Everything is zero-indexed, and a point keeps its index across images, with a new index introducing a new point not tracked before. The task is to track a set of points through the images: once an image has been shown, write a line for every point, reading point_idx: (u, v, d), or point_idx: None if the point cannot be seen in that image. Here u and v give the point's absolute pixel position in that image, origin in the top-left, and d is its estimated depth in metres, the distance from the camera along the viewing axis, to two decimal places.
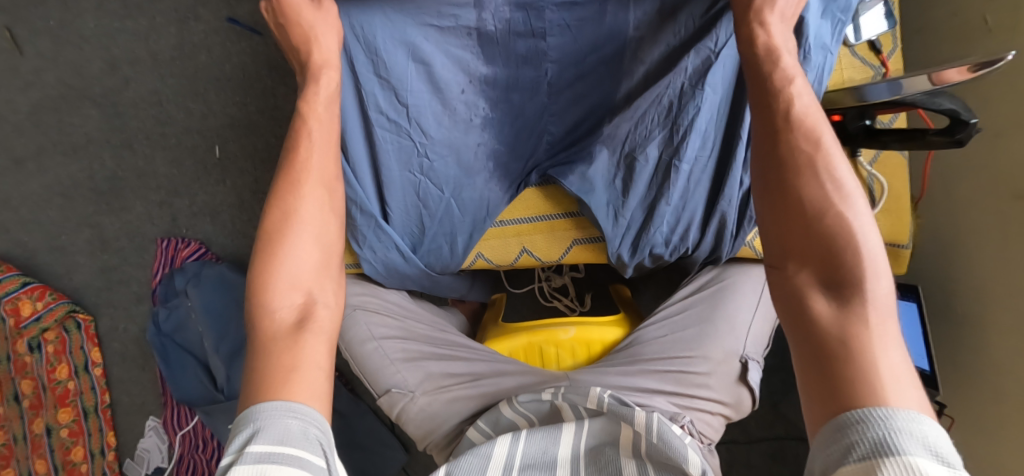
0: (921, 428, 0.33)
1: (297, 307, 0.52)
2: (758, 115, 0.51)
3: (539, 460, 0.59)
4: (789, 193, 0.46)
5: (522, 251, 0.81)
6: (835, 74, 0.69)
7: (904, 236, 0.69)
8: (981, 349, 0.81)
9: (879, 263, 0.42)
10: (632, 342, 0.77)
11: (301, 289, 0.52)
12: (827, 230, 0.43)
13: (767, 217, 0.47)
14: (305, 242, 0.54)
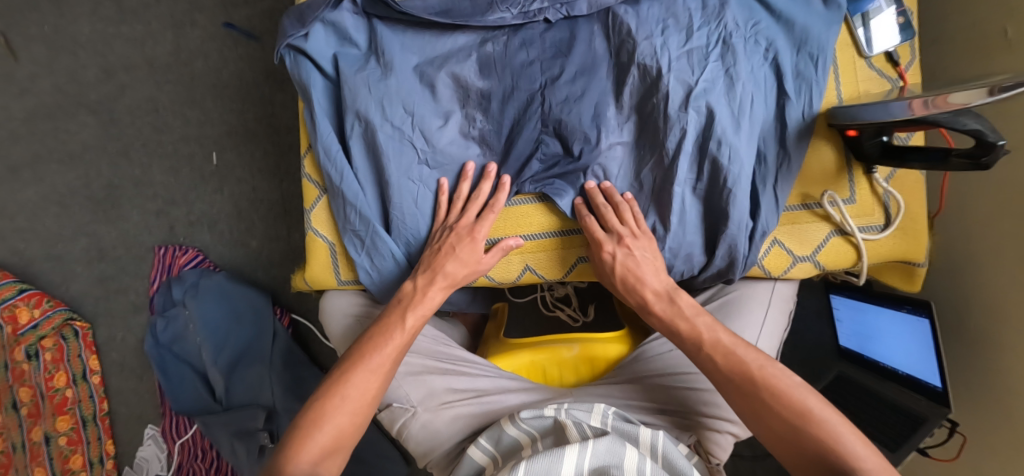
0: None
1: (325, 460, 0.57)
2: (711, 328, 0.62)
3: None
4: (763, 391, 0.56)
5: (524, 269, 0.73)
6: (852, 87, 0.65)
7: (920, 256, 0.66)
8: (995, 369, 0.79)
9: (858, 448, 0.52)
10: (636, 357, 0.74)
11: (338, 441, 0.58)
12: (802, 421, 0.54)
13: (746, 411, 0.58)
14: (360, 388, 0.60)
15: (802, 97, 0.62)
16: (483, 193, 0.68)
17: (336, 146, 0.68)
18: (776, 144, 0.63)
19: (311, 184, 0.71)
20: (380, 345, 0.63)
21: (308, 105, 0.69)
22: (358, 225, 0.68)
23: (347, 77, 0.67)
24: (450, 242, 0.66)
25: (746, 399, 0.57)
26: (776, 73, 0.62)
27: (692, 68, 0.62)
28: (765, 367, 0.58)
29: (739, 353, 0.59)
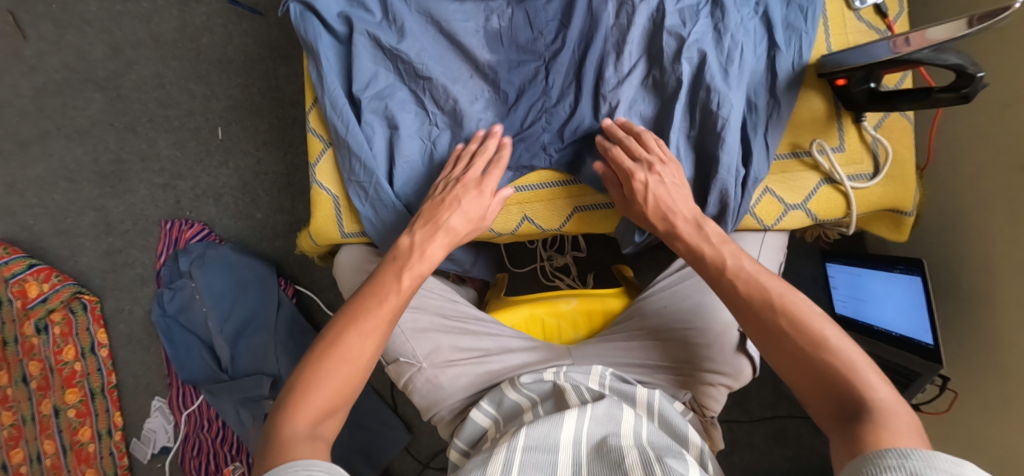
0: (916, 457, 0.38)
1: (326, 418, 0.53)
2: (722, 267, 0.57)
3: (540, 445, 0.54)
4: (778, 320, 0.52)
5: (522, 219, 0.73)
6: (841, 38, 0.66)
7: (908, 205, 0.67)
8: (989, 324, 0.81)
9: (888, 395, 0.46)
10: (633, 313, 0.74)
11: (337, 396, 0.54)
12: (819, 354, 0.49)
13: (763, 344, 0.54)
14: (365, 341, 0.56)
15: (792, 47, 0.64)
16: (488, 150, 0.66)
17: (342, 99, 0.69)
18: (767, 93, 0.65)
19: (317, 138, 0.72)
20: (384, 297, 0.59)
21: (314, 60, 0.70)
22: (362, 177, 0.69)
23: (354, 32, 0.68)
24: (455, 193, 0.64)
25: (769, 336, 0.53)
26: (769, 29, 0.64)
27: (685, 21, 0.64)
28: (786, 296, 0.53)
29: (763, 283, 0.54)
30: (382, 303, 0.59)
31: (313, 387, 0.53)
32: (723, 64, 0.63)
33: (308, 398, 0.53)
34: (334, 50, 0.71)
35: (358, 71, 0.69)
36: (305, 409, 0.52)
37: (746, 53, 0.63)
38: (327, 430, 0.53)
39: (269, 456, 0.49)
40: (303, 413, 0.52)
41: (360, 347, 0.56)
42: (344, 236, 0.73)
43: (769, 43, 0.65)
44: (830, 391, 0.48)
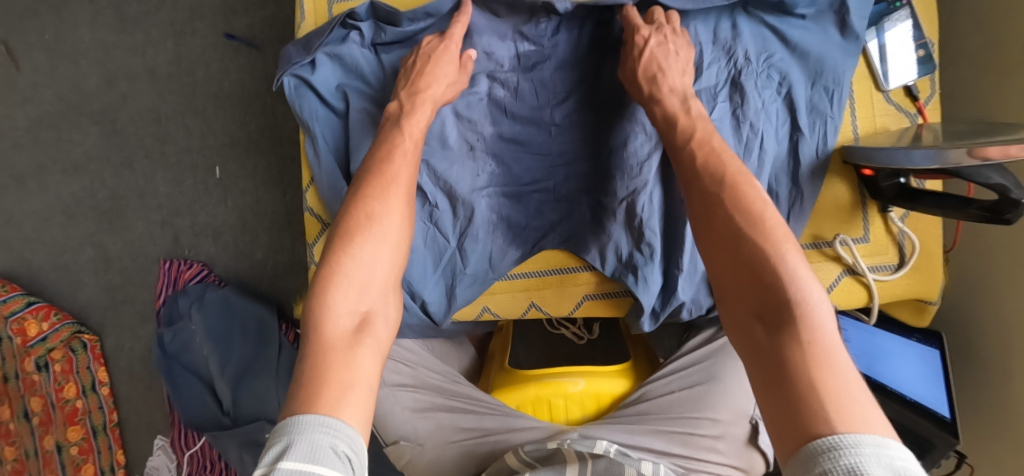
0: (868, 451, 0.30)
1: (355, 309, 0.48)
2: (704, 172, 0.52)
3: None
4: (731, 227, 0.47)
5: (529, 306, 0.70)
6: (868, 121, 0.63)
7: (933, 295, 0.64)
8: (1009, 401, 0.78)
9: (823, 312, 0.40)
10: (640, 398, 0.71)
11: (364, 280, 0.49)
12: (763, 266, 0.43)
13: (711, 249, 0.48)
14: (388, 231, 0.53)
15: (816, 133, 0.61)
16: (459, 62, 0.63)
17: (342, 182, 0.66)
18: (789, 181, 0.62)
19: (314, 219, 0.69)
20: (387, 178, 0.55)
21: (310, 137, 0.67)
22: None
23: (353, 110, 0.65)
24: (434, 65, 0.60)
25: (728, 253, 0.46)
26: (792, 113, 0.61)
27: (703, 107, 0.61)
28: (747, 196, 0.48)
29: (725, 171, 0.50)
30: (387, 185, 0.55)
31: (338, 275, 0.48)
32: (743, 154, 0.60)
33: (337, 286, 0.48)
34: (331, 125, 0.67)
35: (356, 151, 0.65)
36: (338, 291, 0.47)
37: (766, 144, 0.60)
38: (366, 316, 0.48)
39: (314, 355, 0.43)
40: (335, 302, 0.47)
41: (382, 236, 0.52)
42: None
43: (793, 128, 0.61)
44: (767, 319, 0.42)
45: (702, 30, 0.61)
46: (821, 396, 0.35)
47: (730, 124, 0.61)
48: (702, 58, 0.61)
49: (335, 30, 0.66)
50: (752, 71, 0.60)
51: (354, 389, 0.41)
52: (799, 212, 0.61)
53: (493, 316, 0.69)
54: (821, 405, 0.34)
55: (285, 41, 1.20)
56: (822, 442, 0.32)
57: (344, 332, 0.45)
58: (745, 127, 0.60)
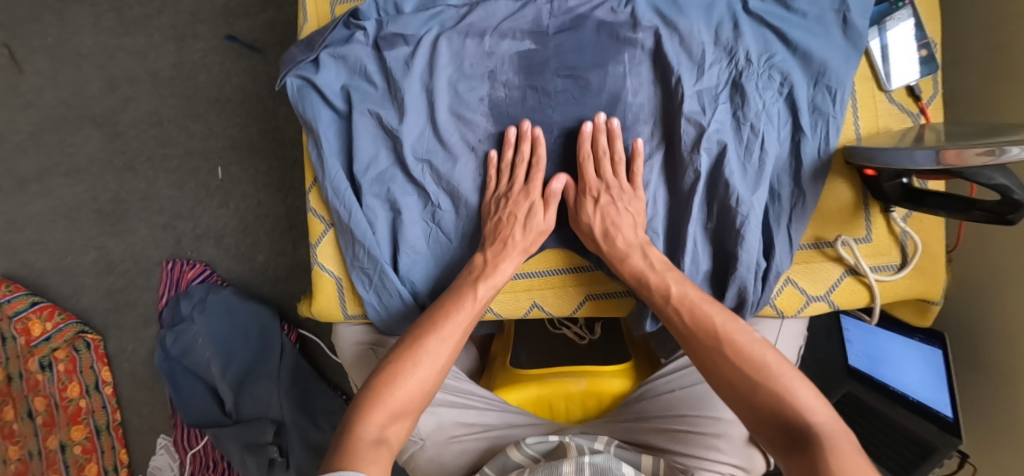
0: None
1: (392, 423, 0.53)
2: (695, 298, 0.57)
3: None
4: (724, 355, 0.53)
5: (531, 305, 0.69)
6: (871, 121, 0.63)
7: (936, 295, 0.64)
8: (1015, 406, 0.77)
9: (823, 418, 0.47)
10: (641, 396, 0.72)
11: (408, 402, 0.54)
12: (772, 396, 0.49)
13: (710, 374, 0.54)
14: (436, 353, 0.57)
15: (818, 133, 0.61)
16: (525, 156, 0.65)
17: (344, 183, 0.65)
18: (791, 182, 0.62)
19: (318, 218, 0.68)
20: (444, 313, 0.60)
21: (313, 138, 0.67)
22: (363, 259, 0.65)
23: (356, 111, 0.65)
24: (509, 209, 0.64)
25: (723, 388, 0.53)
26: (792, 113, 0.61)
27: (704, 107, 0.61)
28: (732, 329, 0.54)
29: (706, 310, 0.56)
30: (440, 322, 0.59)
31: (381, 396, 0.54)
32: (744, 154, 0.60)
33: (377, 404, 0.53)
34: (332, 126, 0.67)
35: (359, 152, 0.65)
36: (376, 410, 0.53)
37: (768, 144, 0.59)
38: (395, 434, 0.53)
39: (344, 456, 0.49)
40: (372, 418, 0.52)
41: (429, 362, 0.57)
42: (347, 317, 0.70)
43: (794, 128, 0.61)
44: (781, 431, 0.48)
45: (703, 32, 0.61)
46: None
47: (731, 124, 0.61)
48: (703, 60, 0.61)
49: (335, 29, 0.66)
50: (751, 72, 0.61)
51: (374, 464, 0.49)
52: (802, 211, 0.61)
53: (494, 316, 0.69)
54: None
55: (287, 45, 1.21)
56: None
57: (370, 441, 0.51)
58: (746, 128, 0.60)
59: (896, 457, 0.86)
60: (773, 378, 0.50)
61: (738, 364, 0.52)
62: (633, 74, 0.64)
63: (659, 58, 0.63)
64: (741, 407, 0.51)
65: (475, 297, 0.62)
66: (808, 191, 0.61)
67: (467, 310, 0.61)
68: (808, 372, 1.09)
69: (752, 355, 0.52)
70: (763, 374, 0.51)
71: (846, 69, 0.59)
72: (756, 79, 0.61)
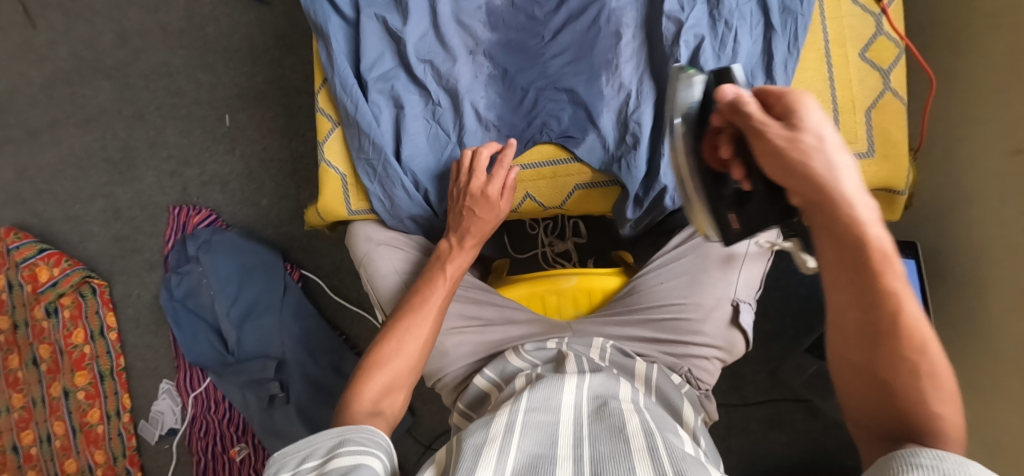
0: (958, 465, 0.32)
1: (384, 397, 0.61)
2: (829, 237, 0.45)
3: (540, 406, 0.56)
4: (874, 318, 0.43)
5: (523, 196, 0.77)
6: (837, 22, 0.69)
7: (900, 183, 0.70)
8: (977, 308, 0.83)
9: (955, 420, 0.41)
10: (630, 291, 0.76)
11: (396, 378, 0.62)
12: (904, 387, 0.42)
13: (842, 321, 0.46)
14: (415, 337, 0.64)
15: (788, 30, 0.66)
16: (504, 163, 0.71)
17: (352, 79, 0.73)
18: (763, 75, 0.68)
19: (326, 118, 0.77)
20: (424, 299, 0.67)
21: (324, 41, 0.75)
22: (367, 146, 0.73)
23: (364, 15, 0.73)
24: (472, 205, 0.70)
25: (861, 333, 0.44)
26: (763, 9, 0.67)
27: (683, 6, 0.67)
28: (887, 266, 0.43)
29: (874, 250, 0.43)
30: (419, 306, 0.67)
31: (371, 375, 0.61)
32: (718, 45, 0.67)
33: (371, 383, 0.61)
34: (344, 32, 0.75)
35: (366, 52, 0.73)
36: (368, 386, 0.60)
37: (740, 38, 0.66)
38: (387, 408, 0.60)
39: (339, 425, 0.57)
40: (365, 393, 0.60)
41: (411, 345, 0.64)
42: (350, 213, 0.78)
43: (766, 22, 0.67)
44: (904, 420, 0.42)
45: None
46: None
47: (708, 22, 0.67)
48: None
49: None
50: None
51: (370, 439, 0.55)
52: None
53: None
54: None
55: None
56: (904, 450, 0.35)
57: (367, 413, 0.58)
58: (719, 21, 0.67)
59: None
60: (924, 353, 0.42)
61: (896, 317, 0.42)
62: None
63: None
64: (863, 367, 0.44)
65: (444, 279, 0.69)
66: (773, 78, 0.67)
67: (439, 291, 0.68)
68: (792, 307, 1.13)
69: (914, 316, 0.42)
70: (916, 341, 0.42)
71: None
72: None
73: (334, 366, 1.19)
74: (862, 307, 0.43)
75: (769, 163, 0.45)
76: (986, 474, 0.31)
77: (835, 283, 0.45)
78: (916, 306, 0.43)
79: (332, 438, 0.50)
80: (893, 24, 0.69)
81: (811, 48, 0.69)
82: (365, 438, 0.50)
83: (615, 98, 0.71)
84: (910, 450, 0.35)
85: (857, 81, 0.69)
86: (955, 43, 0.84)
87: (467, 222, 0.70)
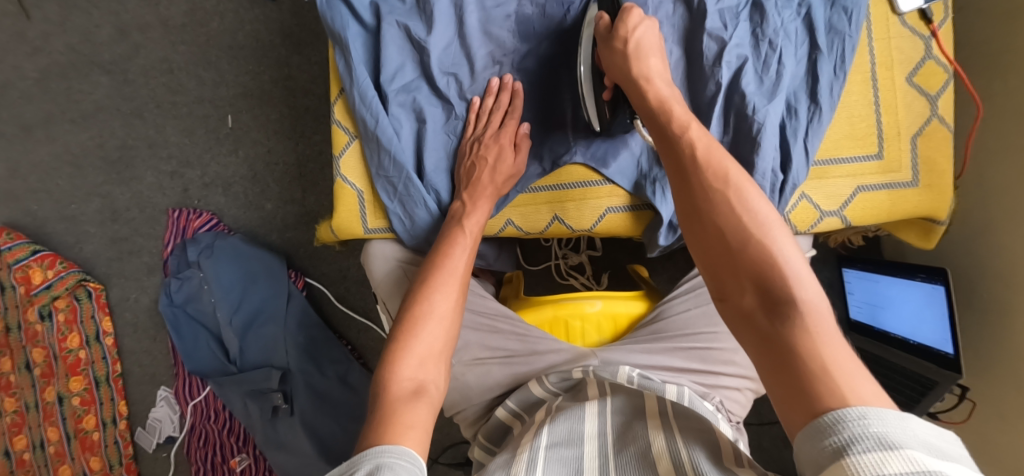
0: (881, 422, 0.33)
1: (422, 371, 0.55)
2: (680, 180, 0.54)
3: (563, 441, 0.51)
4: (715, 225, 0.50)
5: (551, 219, 0.75)
6: (884, 44, 0.67)
7: (941, 214, 0.69)
8: (1011, 336, 0.79)
9: (814, 295, 0.43)
10: (656, 317, 0.74)
11: (432, 347, 0.57)
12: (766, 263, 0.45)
13: (697, 242, 0.51)
14: (444, 303, 0.60)
15: (835, 51, 0.65)
16: (503, 105, 0.71)
17: (371, 91, 0.71)
18: (807, 98, 0.66)
19: (342, 130, 0.75)
20: (447, 257, 0.64)
21: (342, 50, 0.73)
22: (386, 163, 0.71)
23: (385, 22, 0.71)
24: (487, 152, 0.70)
25: (710, 236, 0.50)
26: (806, 29, 0.66)
27: (725, 24, 0.65)
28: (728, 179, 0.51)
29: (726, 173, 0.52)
30: (444, 266, 0.63)
31: (406, 347, 0.56)
32: (761, 67, 0.65)
33: (405, 354, 0.55)
34: (367, 41, 0.73)
35: (386, 62, 0.71)
36: (403, 361, 0.54)
37: (784, 60, 0.65)
38: (428, 378, 0.55)
39: (384, 408, 0.50)
40: (401, 367, 0.54)
41: (442, 305, 0.60)
42: (367, 231, 0.76)
43: (809, 43, 0.66)
44: (762, 296, 0.45)
45: None
46: (833, 378, 0.38)
47: (750, 42, 0.66)
48: None
49: None
50: None
51: (412, 428, 0.47)
52: (815, 121, 0.65)
53: (517, 228, 0.76)
54: (836, 393, 0.37)
55: None
56: (827, 417, 0.35)
57: (406, 390, 0.52)
58: (762, 42, 0.65)
59: (899, 396, 0.88)
60: (766, 236, 0.47)
61: (733, 210, 0.49)
62: None
63: None
64: (722, 267, 0.48)
65: (465, 232, 0.67)
66: (819, 100, 0.65)
67: (462, 247, 0.66)
68: None
69: (755, 210, 0.49)
70: (757, 232, 0.47)
71: None
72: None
73: (340, 378, 1.16)
74: (701, 204, 0.51)
75: (665, 157, 0.57)
76: (902, 424, 0.32)
77: (686, 198, 0.53)
78: (759, 201, 0.49)
79: (367, 464, 0.41)
80: (942, 48, 0.67)
81: (857, 70, 0.67)
82: (406, 468, 0.41)
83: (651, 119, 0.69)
84: (840, 412, 0.35)
85: (903, 107, 0.67)
86: (991, 62, 0.81)
87: (482, 175, 0.69)
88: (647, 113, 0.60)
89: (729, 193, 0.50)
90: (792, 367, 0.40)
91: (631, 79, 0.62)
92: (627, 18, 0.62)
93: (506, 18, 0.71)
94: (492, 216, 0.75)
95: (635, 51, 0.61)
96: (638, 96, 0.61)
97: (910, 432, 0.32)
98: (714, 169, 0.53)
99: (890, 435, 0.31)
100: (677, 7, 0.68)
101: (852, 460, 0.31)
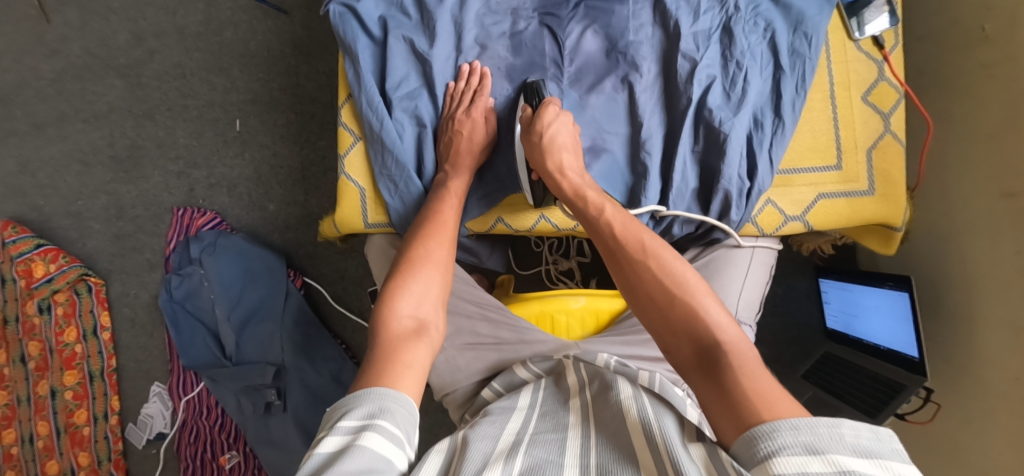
0: (808, 430, 0.39)
1: (419, 309, 0.61)
2: (607, 254, 0.63)
3: (549, 428, 0.54)
4: (639, 292, 0.59)
5: (539, 218, 0.80)
6: (843, 66, 0.74)
7: (897, 221, 0.75)
8: (971, 341, 0.85)
9: (734, 337, 0.52)
10: (636, 312, 0.79)
11: (429, 290, 0.63)
12: (688, 315, 0.54)
13: (639, 315, 0.59)
14: (439, 256, 0.66)
15: (797, 71, 0.72)
16: (475, 86, 0.77)
17: (377, 96, 0.77)
18: (772, 112, 0.72)
19: (348, 132, 0.81)
20: (438, 211, 0.71)
21: (352, 59, 0.79)
22: (389, 161, 0.77)
23: (392, 36, 0.77)
24: (465, 125, 0.75)
25: (647, 303, 0.58)
26: (769, 50, 0.73)
27: (698, 46, 0.73)
28: (655, 255, 0.59)
29: (641, 236, 0.62)
30: (436, 219, 0.70)
31: (402, 287, 0.62)
32: (730, 84, 0.72)
33: (403, 294, 0.61)
34: (376, 49, 0.80)
35: (392, 71, 0.77)
36: (402, 300, 0.61)
37: (750, 78, 0.71)
38: (427, 318, 0.61)
39: (385, 343, 0.56)
40: (400, 307, 0.60)
41: (437, 251, 0.67)
42: (367, 225, 0.81)
43: (773, 63, 0.73)
44: (698, 346, 0.52)
45: None
46: (759, 402, 0.44)
47: (720, 62, 0.73)
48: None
49: None
50: (731, 14, 0.73)
51: (410, 368, 0.54)
52: (777, 131, 0.71)
53: (506, 226, 0.81)
54: (759, 412, 0.43)
55: (310, 6, 1.29)
56: (759, 429, 0.41)
57: (408, 329, 0.59)
58: (730, 61, 0.72)
59: (868, 400, 0.91)
60: (688, 294, 0.55)
61: (656, 275, 0.58)
62: (636, 14, 0.76)
63: (659, 5, 0.75)
64: (658, 323, 0.56)
65: (450, 192, 0.73)
66: (781, 111, 0.71)
67: (450, 203, 0.72)
68: (788, 334, 1.18)
69: (675, 273, 0.57)
70: (678, 290, 0.56)
71: (815, 15, 0.71)
72: (736, 25, 0.73)
73: (333, 376, 1.19)
74: (631, 279, 0.60)
75: (595, 236, 0.65)
76: (831, 431, 0.38)
77: (614, 273, 0.62)
78: (674, 261, 0.59)
79: (369, 403, 0.47)
80: (894, 71, 0.74)
81: (817, 89, 0.74)
82: (405, 417, 0.48)
83: (632, 129, 0.76)
84: (772, 425, 0.41)
85: (860, 123, 0.74)
86: (946, 88, 0.88)
87: (458, 140, 0.75)
88: (565, 199, 0.70)
89: (649, 260, 0.59)
90: (729, 396, 0.47)
91: (550, 170, 0.70)
92: (542, 115, 0.71)
93: (499, 33, 0.79)
94: (482, 213, 0.81)
95: (548, 144, 0.69)
96: (557, 184, 0.70)
97: (836, 437, 0.37)
98: (635, 240, 0.62)
99: (817, 443, 0.37)
100: (651, 30, 0.76)
101: (781, 461, 0.37)
